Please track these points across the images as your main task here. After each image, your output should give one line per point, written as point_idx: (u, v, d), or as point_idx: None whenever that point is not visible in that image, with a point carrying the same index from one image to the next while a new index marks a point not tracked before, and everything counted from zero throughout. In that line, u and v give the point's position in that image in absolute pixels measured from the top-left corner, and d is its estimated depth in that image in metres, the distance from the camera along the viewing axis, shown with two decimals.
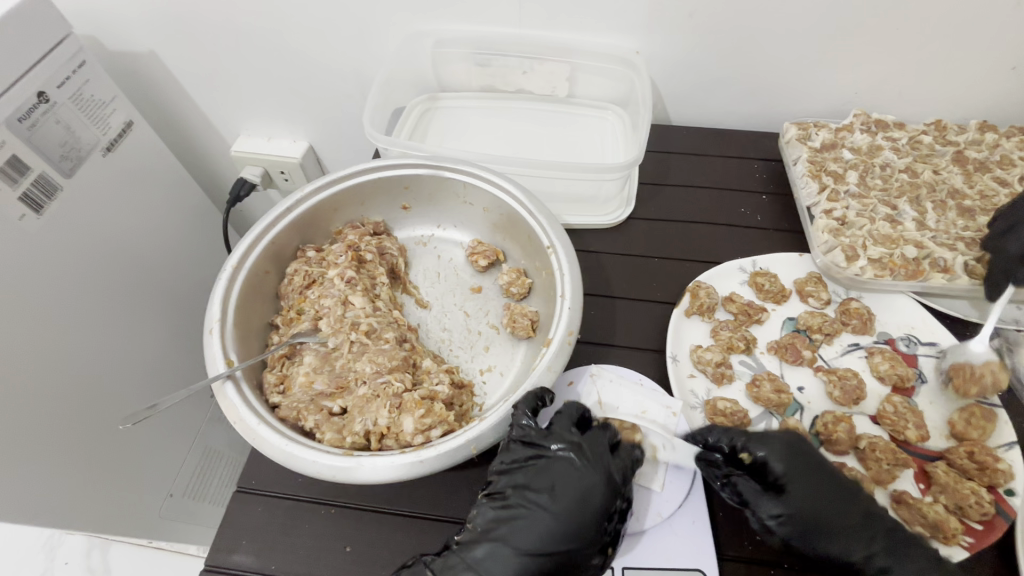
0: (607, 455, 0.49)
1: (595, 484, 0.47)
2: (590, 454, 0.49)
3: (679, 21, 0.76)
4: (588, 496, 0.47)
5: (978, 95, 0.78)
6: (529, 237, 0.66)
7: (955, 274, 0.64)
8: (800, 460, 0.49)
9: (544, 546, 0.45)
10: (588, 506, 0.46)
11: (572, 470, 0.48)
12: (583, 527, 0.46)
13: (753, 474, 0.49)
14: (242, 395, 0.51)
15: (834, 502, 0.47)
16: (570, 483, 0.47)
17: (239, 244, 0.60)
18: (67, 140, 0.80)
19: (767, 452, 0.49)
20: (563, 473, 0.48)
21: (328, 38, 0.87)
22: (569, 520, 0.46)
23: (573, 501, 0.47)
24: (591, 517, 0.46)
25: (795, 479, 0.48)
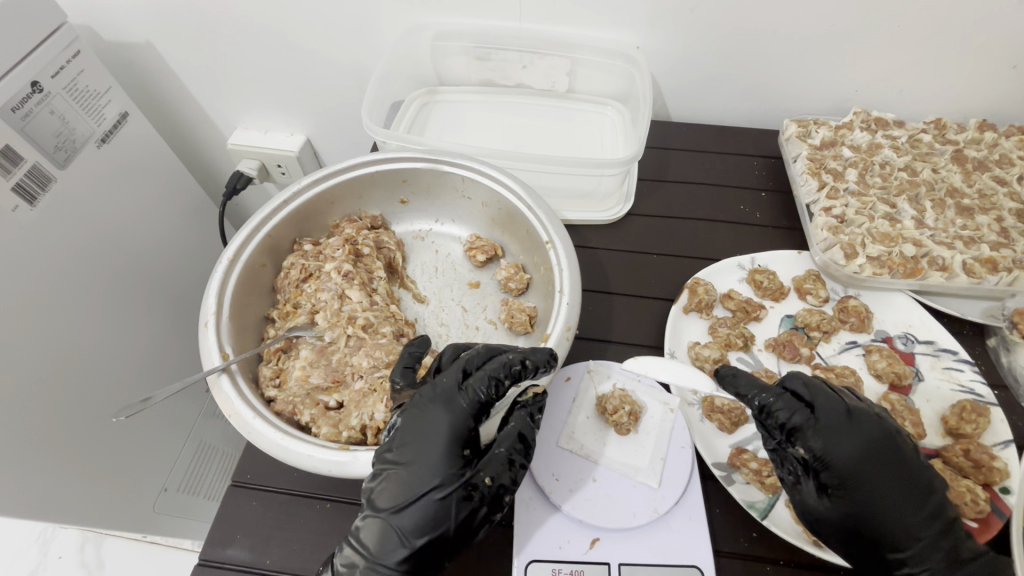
0: (450, 388, 0.48)
1: (441, 421, 0.47)
2: (433, 397, 0.48)
3: (679, 16, 0.75)
4: (431, 434, 0.46)
5: (977, 95, 0.79)
6: (527, 233, 0.66)
7: (953, 272, 0.63)
8: (880, 436, 0.47)
9: (411, 496, 0.44)
10: (438, 444, 0.46)
11: (416, 414, 0.47)
12: (440, 464, 0.45)
13: (834, 443, 0.47)
14: (237, 388, 0.50)
15: (903, 485, 0.46)
16: (416, 428, 0.47)
17: (236, 238, 0.59)
18: (62, 131, 0.79)
19: (825, 402, 0.49)
20: (414, 416, 0.47)
21: (326, 30, 0.87)
22: (423, 464, 0.45)
23: (422, 446, 0.46)
24: (445, 449, 0.46)
25: (870, 452, 0.46)
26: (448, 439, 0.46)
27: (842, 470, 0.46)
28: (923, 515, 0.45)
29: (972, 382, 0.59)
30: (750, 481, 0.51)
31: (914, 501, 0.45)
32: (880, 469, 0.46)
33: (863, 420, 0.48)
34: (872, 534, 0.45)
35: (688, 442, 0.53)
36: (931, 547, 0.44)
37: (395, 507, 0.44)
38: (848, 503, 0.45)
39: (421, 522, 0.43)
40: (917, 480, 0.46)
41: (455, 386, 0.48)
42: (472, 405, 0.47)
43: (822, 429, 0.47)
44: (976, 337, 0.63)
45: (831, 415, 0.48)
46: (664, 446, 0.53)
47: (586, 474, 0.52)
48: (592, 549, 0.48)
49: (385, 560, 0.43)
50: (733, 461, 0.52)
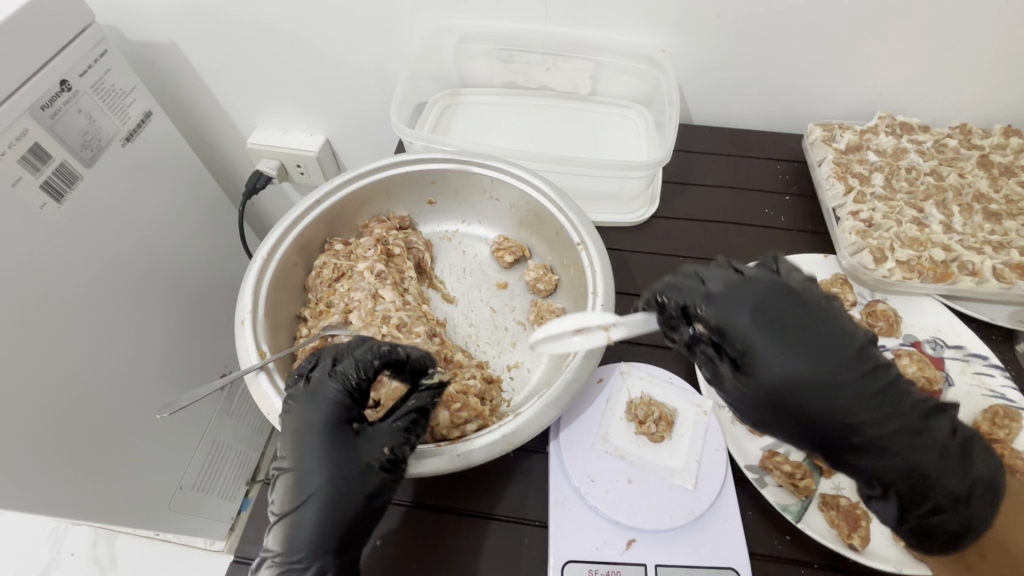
0: (319, 381, 0.47)
1: (315, 413, 0.46)
2: (303, 394, 0.47)
3: (706, 19, 0.76)
4: (308, 428, 0.45)
5: (1002, 100, 0.79)
6: (556, 234, 0.66)
7: (983, 277, 0.63)
8: (775, 317, 0.44)
9: (306, 491, 0.44)
10: (315, 434, 0.45)
11: (290, 411, 0.46)
12: (323, 453, 0.44)
13: (744, 313, 0.44)
14: (275, 387, 0.50)
15: (816, 338, 0.44)
16: (292, 424, 0.46)
17: (269, 237, 0.60)
18: (88, 129, 0.80)
19: (718, 304, 0.45)
20: (288, 417, 0.46)
21: (351, 32, 0.87)
22: (305, 460, 0.44)
23: (303, 440, 0.45)
24: (326, 437, 0.45)
25: (776, 339, 0.44)
26: (329, 429, 0.45)
27: (755, 350, 0.44)
28: (854, 384, 0.43)
29: (1003, 388, 0.58)
30: (782, 484, 0.51)
31: (832, 354, 0.44)
32: (798, 358, 0.43)
33: (757, 310, 0.44)
34: (808, 406, 0.43)
35: (723, 444, 0.53)
36: (876, 414, 0.43)
37: (292, 508, 0.43)
38: (791, 406, 0.44)
39: (322, 512, 0.43)
40: (833, 348, 0.44)
41: (324, 379, 0.47)
42: (347, 389, 0.47)
43: (726, 303, 0.45)
44: (1005, 342, 0.63)
45: (730, 319, 0.45)
46: (698, 448, 0.53)
47: (621, 475, 0.51)
48: (628, 550, 0.48)
49: (300, 556, 0.43)
50: (765, 463, 0.53)
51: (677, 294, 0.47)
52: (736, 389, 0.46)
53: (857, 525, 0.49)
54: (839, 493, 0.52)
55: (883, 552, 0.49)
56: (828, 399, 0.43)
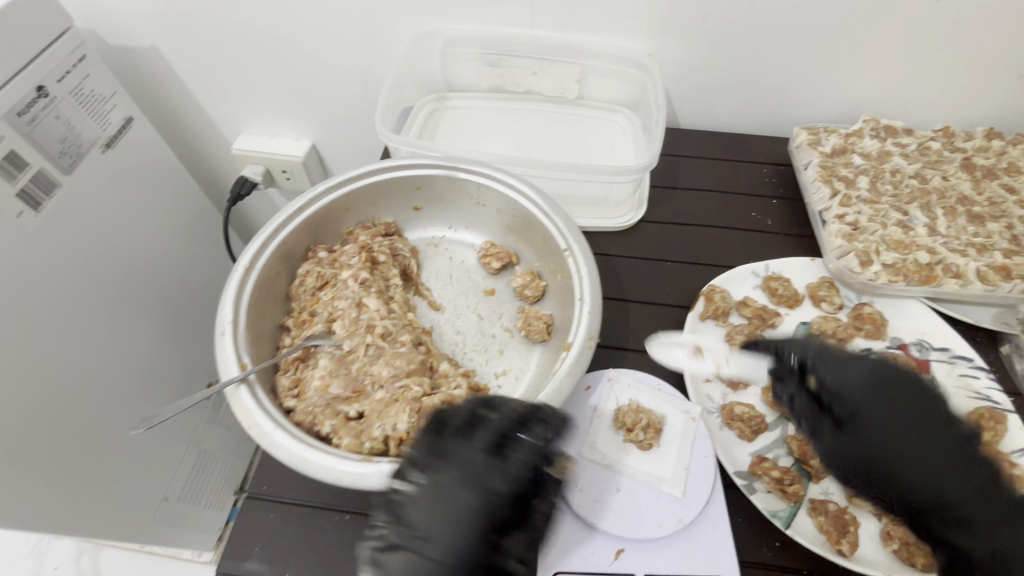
0: (480, 462, 0.43)
1: (467, 501, 0.41)
2: (455, 468, 0.43)
3: (691, 23, 0.76)
4: (455, 517, 0.41)
5: (984, 103, 0.79)
6: (543, 239, 0.65)
7: (968, 279, 0.63)
8: (880, 386, 0.49)
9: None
10: (461, 527, 0.40)
11: (437, 491, 0.41)
12: (465, 551, 0.40)
13: (850, 371, 0.50)
14: (257, 399, 0.49)
15: (918, 408, 0.47)
16: (437, 506, 0.41)
17: (251, 245, 0.59)
18: (67, 136, 0.78)
19: (832, 366, 0.51)
20: (425, 496, 0.42)
21: (336, 37, 0.87)
22: (443, 555, 0.39)
23: (445, 529, 0.40)
24: (473, 535, 0.40)
25: (880, 402, 0.48)
26: (474, 514, 0.41)
27: (856, 408, 0.48)
28: (952, 461, 0.45)
29: (988, 390, 0.59)
30: (771, 490, 0.51)
31: (932, 432, 0.46)
32: (899, 427, 0.47)
33: (869, 377, 0.49)
34: (900, 473, 0.46)
35: (711, 452, 0.53)
36: (967, 490, 0.44)
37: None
38: (880, 468, 0.46)
39: None
40: (934, 427, 0.46)
41: (483, 460, 0.43)
42: (508, 483, 0.43)
43: (823, 360, 0.51)
44: (989, 344, 0.63)
45: (840, 381, 0.50)
46: (686, 456, 0.52)
47: (610, 484, 0.51)
48: (617, 560, 0.48)
49: None
50: (754, 469, 0.52)
51: (799, 350, 0.53)
52: (831, 443, 0.49)
53: (846, 531, 0.48)
54: (828, 498, 0.52)
55: (871, 557, 0.49)
56: (920, 468, 0.45)
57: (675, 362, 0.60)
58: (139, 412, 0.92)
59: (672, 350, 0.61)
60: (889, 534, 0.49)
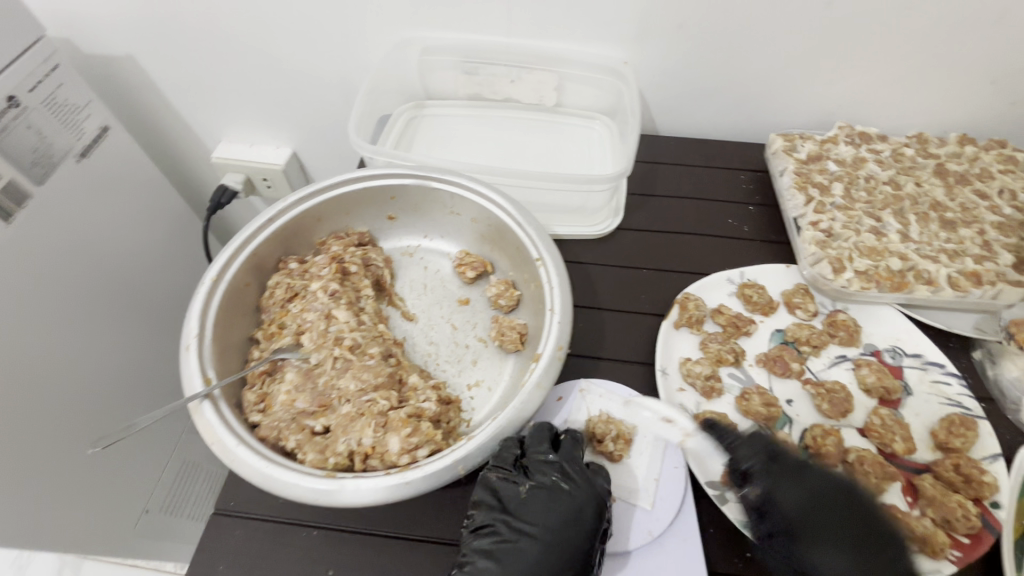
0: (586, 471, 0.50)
1: (587, 504, 0.48)
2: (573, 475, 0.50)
3: (666, 31, 0.76)
4: (578, 516, 0.47)
5: (957, 109, 0.80)
6: (516, 249, 0.65)
7: (939, 285, 0.64)
8: (818, 502, 0.47)
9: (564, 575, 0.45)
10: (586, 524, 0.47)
11: (558, 496, 0.49)
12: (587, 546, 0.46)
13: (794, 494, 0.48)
14: (220, 415, 0.48)
15: (861, 542, 0.45)
16: (561, 508, 0.48)
17: (219, 257, 0.58)
18: (39, 146, 0.77)
19: (773, 481, 0.48)
20: (552, 500, 0.49)
21: (314, 46, 0.86)
22: (571, 547, 0.46)
23: (566, 526, 0.47)
24: (593, 532, 0.47)
25: (814, 522, 0.47)
26: (589, 512, 0.47)
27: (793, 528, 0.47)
28: None
29: (960, 396, 0.59)
30: None
31: (867, 555, 0.45)
32: (831, 551, 0.45)
33: (809, 495, 0.48)
34: None
35: (682, 463, 0.52)
36: None
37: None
38: None
39: None
40: (869, 549, 0.45)
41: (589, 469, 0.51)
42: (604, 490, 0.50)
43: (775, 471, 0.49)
44: (962, 350, 0.63)
45: (781, 498, 0.48)
46: (656, 467, 0.52)
47: None
48: None
49: None
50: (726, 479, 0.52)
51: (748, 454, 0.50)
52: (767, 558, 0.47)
53: None
54: None
55: None
56: None
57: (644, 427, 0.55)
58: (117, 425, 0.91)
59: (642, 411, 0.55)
60: None
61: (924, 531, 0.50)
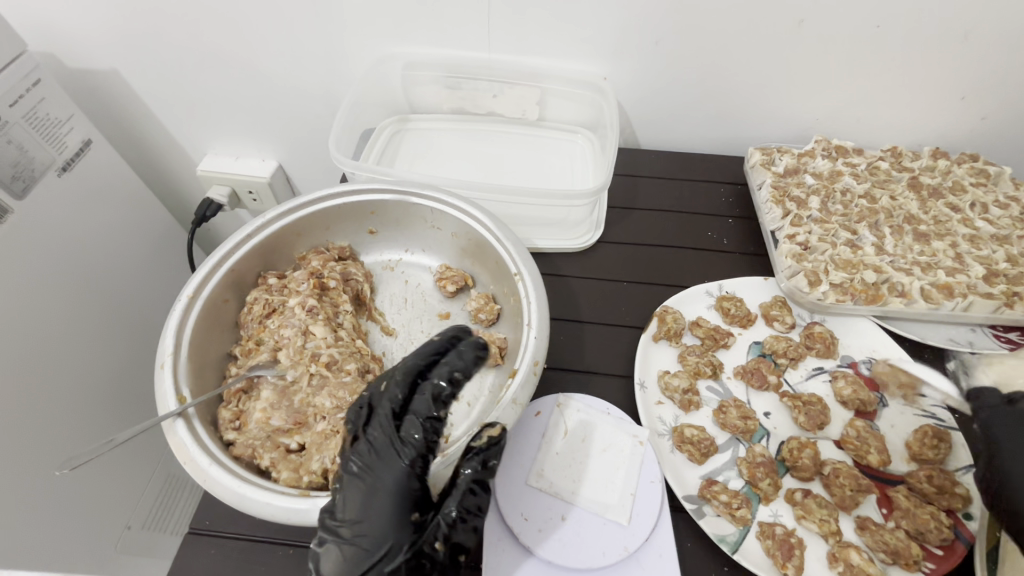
0: (389, 438, 0.46)
1: (389, 476, 0.45)
2: (377, 446, 0.46)
3: (645, 47, 0.77)
4: (380, 491, 0.44)
5: (930, 124, 0.82)
6: (496, 263, 0.65)
7: (912, 298, 0.65)
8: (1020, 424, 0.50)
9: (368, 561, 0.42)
10: (385, 499, 0.44)
11: (361, 470, 0.45)
12: (393, 521, 0.43)
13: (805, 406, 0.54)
14: (194, 434, 0.48)
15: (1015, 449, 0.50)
16: (365, 484, 0.44)
17: (196, 274, 0.58)
18: (19, 160, 0.77)
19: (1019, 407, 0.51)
20: (354, 474, 0.45)
21: (297, 60, 0.87)
22: (373, 528, 0.43)
23: (365, 507, 0.43)
24: (397, 505, 0.44)
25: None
26: (394, 481, 0.45)
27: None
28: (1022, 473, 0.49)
29: (933, 408, 0.60)
30: (720, 514, 0.52)
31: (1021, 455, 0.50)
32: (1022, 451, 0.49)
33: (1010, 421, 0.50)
34: None
35: (658, 476, 0.53)
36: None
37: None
38: None
39: None
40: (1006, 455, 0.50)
41: (393, 437, 0.46)
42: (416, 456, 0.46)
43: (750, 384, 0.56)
44: (937, 361, 0.64)
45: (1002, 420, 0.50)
46: (633, 481, 0.52)
47: (555, 512, 0.50)
48: None
49: None
50: (703, 493, 0.53)
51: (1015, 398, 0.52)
52: None
53: (791, 555, 0.49)
54: (776, 520, 0.53)
55: None
56: None
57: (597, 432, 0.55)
58: (97, 440, 0.89)
59: (591, 419, 0.56)
60: (834, 555, 0.50)
61: (898, 544, 0.50)
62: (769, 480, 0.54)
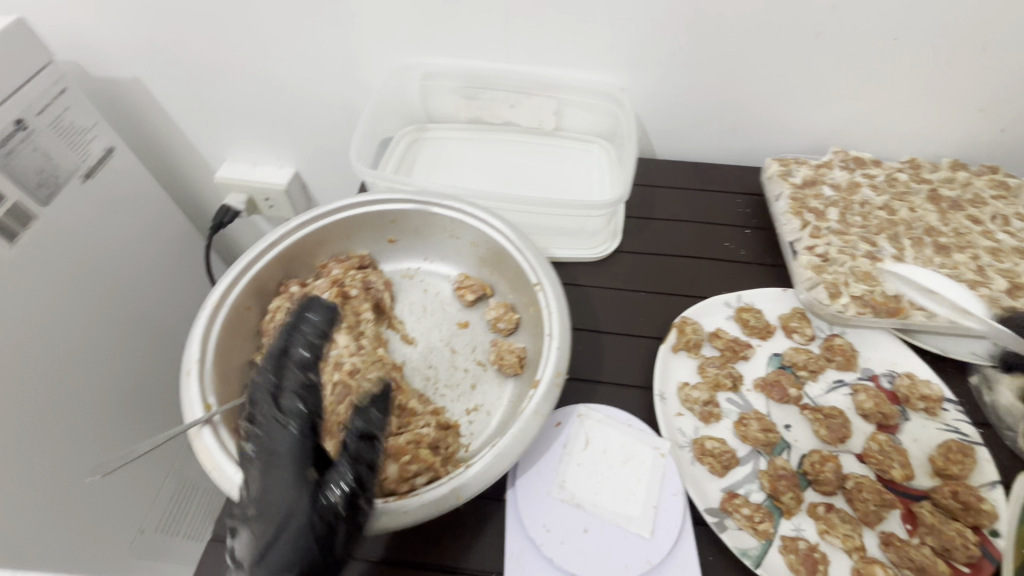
0: (270, 414, 0.45)
1: (280, 444, 0.43)
2: (261, 424, 0.44)
3: (663, 58, 0.78)
4: (275, 461, 0.42)
5: (949, 135, 0.82)
6: (516, 273, 0.66)
7: (933, 308, 0.64)
8: None
9: (277, 530, 0.39)
10: (281, 468, 0.41)
11: (257, 450, 0.43)
12: (293, 485, 0.41)
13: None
14: (220, 441, 0.48)
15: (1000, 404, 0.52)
16: (262, 459, 0.42)
17: (220, 282, 0.58)
18: (45, 168, 0.78)
19: None
20: (253, 451, 0.43)
21: (317, 70, 0.88)
22: (274, 499, 0.40)
23: (264, 481, 0.41)
24: (294, 470, 0.41)
25: None
26: (287, 450, 0.43)
27: None
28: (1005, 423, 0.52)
29: (957, 422, 0.59)
30: (742, 527, 0.51)
31: None
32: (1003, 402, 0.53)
33: None
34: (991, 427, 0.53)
35: (680, 489, 0.53)
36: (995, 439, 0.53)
37: (250, 571, 0.38)
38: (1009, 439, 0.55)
39: (299, 557, 0.39)
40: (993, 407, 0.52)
41: (273, 411, 0.45)
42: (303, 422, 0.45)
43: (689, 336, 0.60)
44: (959, 374, 0.63)
45: None
46: (655, 493, 0.52)
47: (577, 524, 0.50)
48: None
49: None
50: (725, 506, 0.53)
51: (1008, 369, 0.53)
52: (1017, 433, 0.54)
53: (814, 569, 0.49)
54: (799, 534, 0.53)
55: None
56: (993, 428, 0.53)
57: (616, 443, 0.55)
58: (113, 444, 0.90)
59: (608, 429, 0.56)
60: (858, 571, 0.50)
61: (923, 560, 0.49)
62: (790, 494, 0.54)
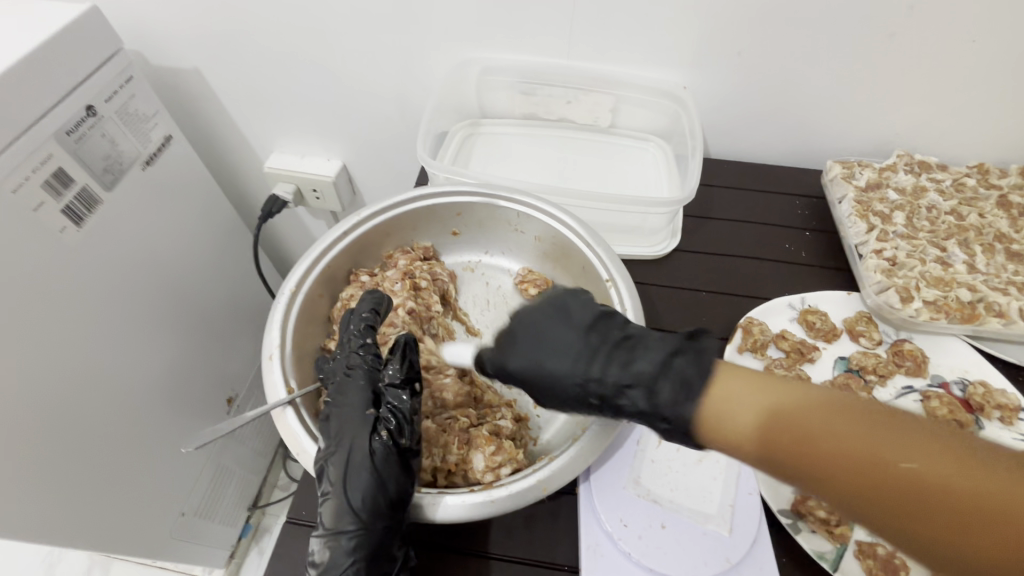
0: (339, 372, 0.53)
1: (348, 394, 0.51)
2: (335, 380, 0.52)
3: (728, 56, 0.77)
4: (345, 406, 0.50)
5: (1020, 140, 0.80)
6: (582, 268, 0.66)
7: (1011, 318, 0.63)
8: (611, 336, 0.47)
9: (349, 462, 0.47)
10: (352, 411, 0.49)
11: (333, 398, 0.51)
12: (357, 426, 0.49)
13: (652, 359, 0.44)
14: (305, 424, 0.50)
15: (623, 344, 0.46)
16: (336, 405, 0.50)
17: (295, 269, 0.59)
18: (110, 154, 0.80)
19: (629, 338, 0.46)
20: (331, 400, 0.51)
21: (375, 63, 0.89)
22: (343, 437, 0.48)
23: (338, 423, 0.49)
24: (359, 414, 0.49)
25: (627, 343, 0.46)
26: (354, 398, 0.50)
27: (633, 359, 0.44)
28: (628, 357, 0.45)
29: None
30: (816, 530, 0.50)
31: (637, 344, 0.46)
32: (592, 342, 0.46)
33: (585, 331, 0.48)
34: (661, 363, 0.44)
35: (756, 489, 0.52)
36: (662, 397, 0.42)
37: (334, 497, 0.46)
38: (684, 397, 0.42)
39: (366, 487, 0.46)
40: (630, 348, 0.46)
41: (342, 370, 0.52)
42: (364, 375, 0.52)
43: (529, 329, 0.49)
44: None
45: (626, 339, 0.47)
46: (731, 493, 0.51)
47: (654, 520, 0.50)
48: None
49: (347, 526, 0.45)
50: (798, 507, 0.51)
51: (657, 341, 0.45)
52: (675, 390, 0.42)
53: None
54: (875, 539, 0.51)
55: None
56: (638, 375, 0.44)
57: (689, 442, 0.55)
58: (161, 427, 0.91)
59: None
60: None
61: None
62: None
